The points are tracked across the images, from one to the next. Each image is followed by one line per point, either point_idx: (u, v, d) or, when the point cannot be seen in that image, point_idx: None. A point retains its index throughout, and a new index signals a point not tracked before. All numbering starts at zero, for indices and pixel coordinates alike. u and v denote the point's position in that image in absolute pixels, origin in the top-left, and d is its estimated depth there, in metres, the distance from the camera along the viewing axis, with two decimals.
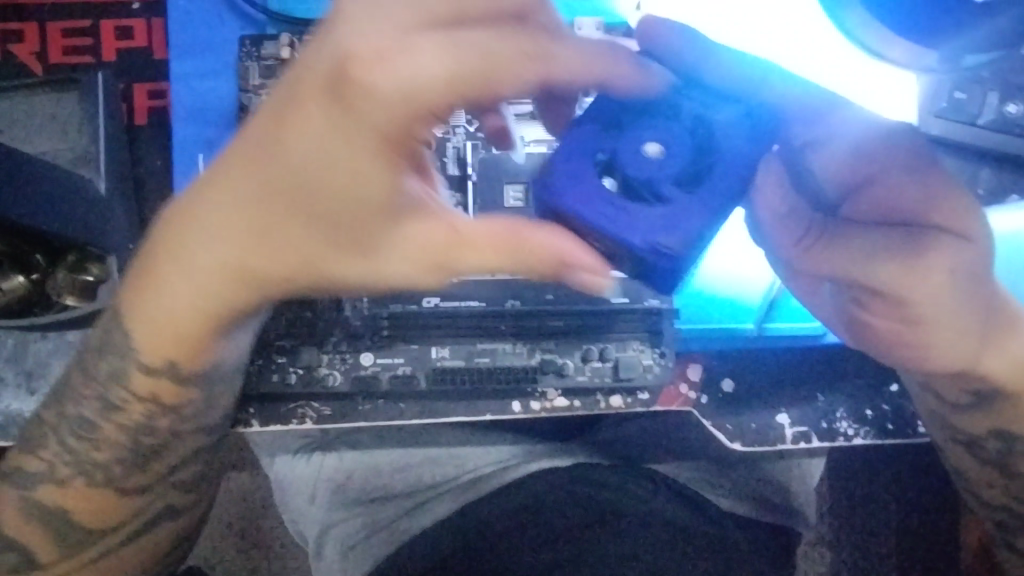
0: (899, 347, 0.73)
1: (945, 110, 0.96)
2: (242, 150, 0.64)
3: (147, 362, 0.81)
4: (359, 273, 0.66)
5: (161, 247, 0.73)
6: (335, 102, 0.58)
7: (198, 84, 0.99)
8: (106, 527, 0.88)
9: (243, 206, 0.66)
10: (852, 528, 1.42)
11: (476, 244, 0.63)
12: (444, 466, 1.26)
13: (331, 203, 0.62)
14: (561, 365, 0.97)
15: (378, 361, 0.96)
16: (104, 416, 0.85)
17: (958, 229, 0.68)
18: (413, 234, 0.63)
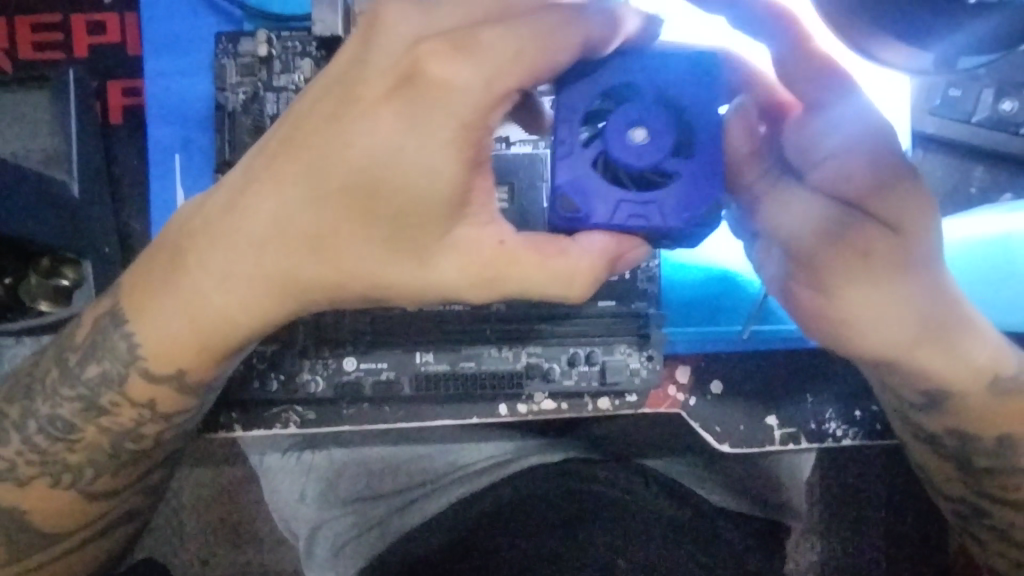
0: (821, 322, 0.72)
1: (939, 107, 0.98)
2: (305, 154, 0.66)
3: (154, 369, 0.79)
4: (421, 284, 0.67)
5: (194, 253, 0.73)
6: (411, 97, 0.62)
7: (174, 82, 0.96)
8: (62, 532, 0.88)
9: (301, 212, 0.67)
10: (842, 521, 1.42)
11: (524, 263, 0.66)
12: (435, 463, 1.25)
13: (400, 209, 0.65)
14: (547, 369, 0.96)
15: (361, 366, 0.95)
16: (85, 418, 0.83)
17: (891, 218, 0.67)
18: (466, 245, 0.66)
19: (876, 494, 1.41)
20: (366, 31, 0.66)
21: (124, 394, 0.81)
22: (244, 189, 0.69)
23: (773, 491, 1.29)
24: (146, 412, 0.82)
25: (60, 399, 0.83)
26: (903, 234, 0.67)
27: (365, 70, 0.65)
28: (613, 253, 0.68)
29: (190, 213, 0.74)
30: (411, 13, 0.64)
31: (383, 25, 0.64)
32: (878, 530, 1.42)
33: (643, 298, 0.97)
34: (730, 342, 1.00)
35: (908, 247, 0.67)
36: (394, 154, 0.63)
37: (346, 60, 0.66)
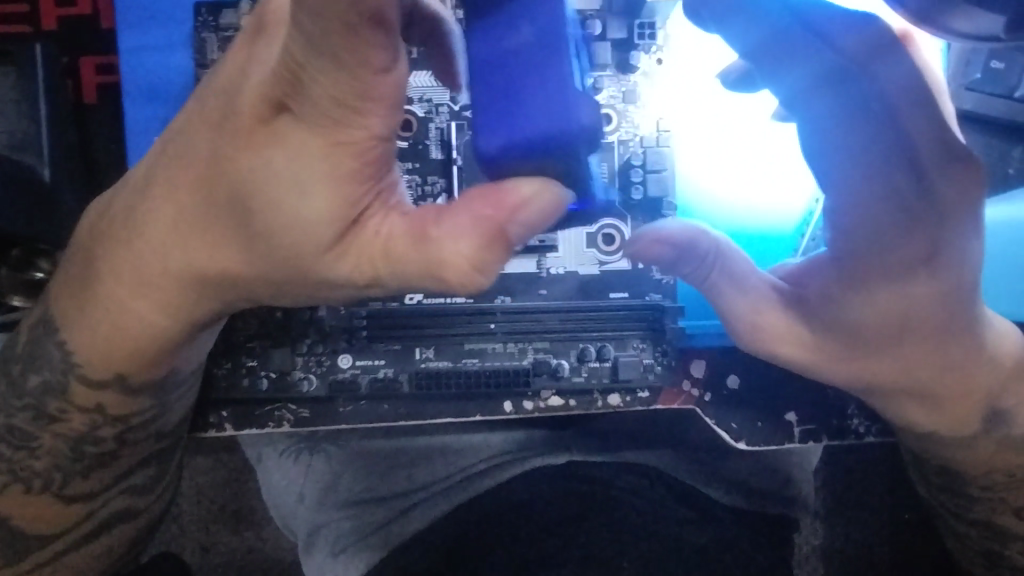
0: (791, 338, 0.74)
1: (980, 82, 0.93)
2: (209, 186, 0.60)
3: (91, 375, 0.76)
4: (321, 291, 0.62)
5: (107, 258, 0.70)
6: (286, 120, 0.56)
7: (148, 58, 0.88)
8: (50, 534, 0.85)
9: (196, 226, 0.63)
10: (860, 524, 1.34)
11: (398, 255, 0.58)
12: (435, 466, 1.19)
13: (291, 229, 0.58)
14: (556, 366, 0.90)
15: (357, 363, 0.89)
16: (38, 426, 0.79)
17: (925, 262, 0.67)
18: (354, 240, 0.58)
19: (890, 488, 1.33)
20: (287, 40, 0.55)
21: (69, 402, 0.78)
22: (152, 202, 0.65)
23: (784, 486, 1.23)
24: (98, 417, 0.79)
25: (12, 410, 0.79)
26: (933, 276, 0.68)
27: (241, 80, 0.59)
28: (494, 220, 0.56)
29: (99, 214, 0.73)
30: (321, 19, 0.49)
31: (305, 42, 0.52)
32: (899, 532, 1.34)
33: (658, 289, 0.90)
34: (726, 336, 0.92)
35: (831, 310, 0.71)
36: (284, 164, 0.56)
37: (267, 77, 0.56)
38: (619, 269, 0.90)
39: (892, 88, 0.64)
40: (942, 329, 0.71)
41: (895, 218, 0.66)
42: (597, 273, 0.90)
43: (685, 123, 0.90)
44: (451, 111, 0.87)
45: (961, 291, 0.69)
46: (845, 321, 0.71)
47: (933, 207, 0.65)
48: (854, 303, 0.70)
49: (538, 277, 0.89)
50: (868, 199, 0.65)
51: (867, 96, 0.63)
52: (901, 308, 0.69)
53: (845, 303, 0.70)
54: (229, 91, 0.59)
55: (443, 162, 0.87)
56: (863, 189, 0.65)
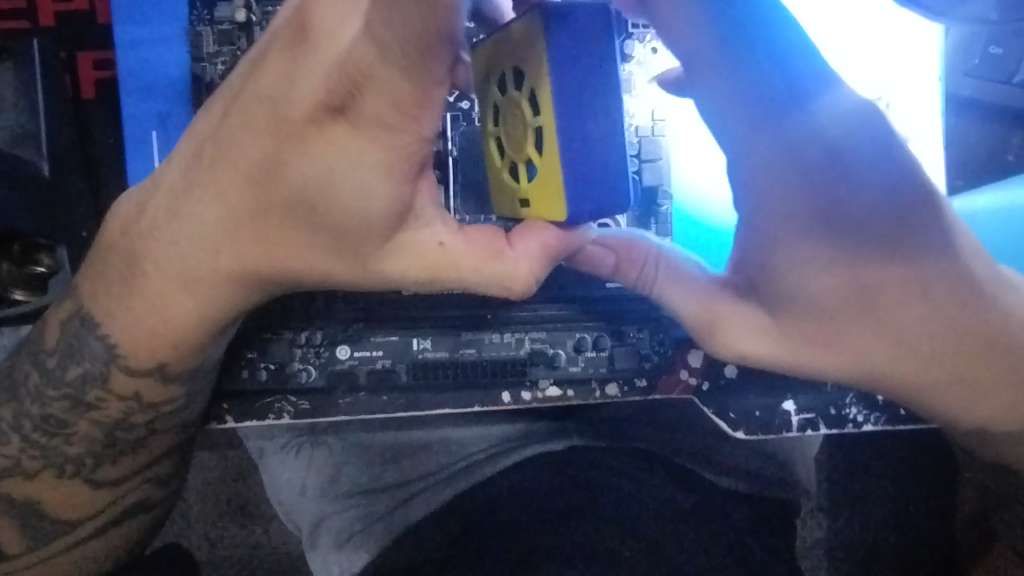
0: (736, 321, 0.70)
1: (978, 67, 0.92)
2: (239, 166, 0.64)
3: (133, 364, 0.78)
4: (364, 279, 0.67)
5: (149, 255, 0.74)
6: (341, 127, 0.59)
7: (147, 52, 0.89)
8: (75, 520, 0.86)
9: (242, 225, 0.67)
10: (861, 514, 1.34)
11: (461, 266, 0.66)
12: (435, 454, 1.19)
13: (350, 229, 0.63)
14: (553, 356, 0.90)
15: (355, 355, 0.89)
16: (76, 413, 0.81)
17: (856, 215, 0.64)
18: (414, 248, 0.65)
19: (891, 477, 1.33)
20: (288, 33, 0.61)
21: (108, 390, 0.80)
22: (184, 198, 0.69)
23: (786, 473, 1.24)
24: (133, 404, 0.81)
25: (48, 399, 0.80)
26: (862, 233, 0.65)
27: (285, 90, 0.60)
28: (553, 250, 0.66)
29: (132, 215, 0.75)
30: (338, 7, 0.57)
31: (317, 31, 0.58)
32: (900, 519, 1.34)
33: None
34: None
35: (773, 287, 0.67)
36: (336, 168, 0.60)
37: (271, 70, 0.61)
38: None
39: (792, 59, 0.61)
40: (890, 283, 0.68)
41: (801, 166, 0.62)
42: None
43: (679, 112, 0.89)
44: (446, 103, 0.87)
45: (893, 240, 0.67)
46: (799, 306, 0.67)
47: (846, 181, 0.63)
48: (790, 268, 0.66)
49: None
50: (777, 151, 0.62)
51: (768, 76, 0.61)
52: (838, 268, 0.66)
53: (794, 287, 0.66)
54: (243, 84, 0.64)
55: (438, 152, 0.87)
56: (771, 149, 0.62)
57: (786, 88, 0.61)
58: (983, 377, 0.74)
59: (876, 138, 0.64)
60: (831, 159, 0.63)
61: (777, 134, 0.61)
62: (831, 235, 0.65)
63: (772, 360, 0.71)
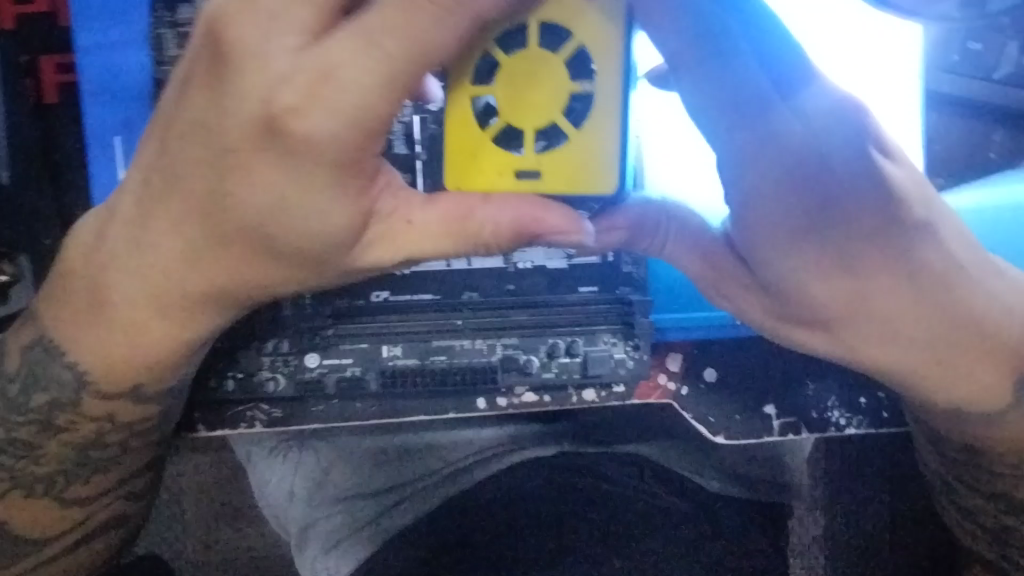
0: (722, 290, 0.71)
1: (958, 64, 0.91)
2: (187, 197, 0.62)
3: (105, 388, 0.76)
4: (341, 277, 0.66)
5: (112, 284, 0.71)
6: (278, 151, 0.57)
7: (104, 55, 0.86)
8: (45, 538, 0.84)
9: (201, 250, 0.65)
10: (850, 516, 1.32)
11: (437, 240, 0.64)
12: (426, 460, 1.16)
13: (307, 242, 0.61)
14: (525, 362, 0.88)
15: (324, 363, 0.87)
16: (43, 436, 0.79)
17: (847, 202, 0.62)
18: (377, 231, 0.63)
19: (880, 477, 1.31)
20: (205, 55, 0.58)
21: (79, 413, 0.78)
22: (141, 224, 0.67)
23: (776, 474, 1.22)
24: (106, 424, 0.79)
25: (14, 423, 0.78)
26: (858, 222, 0.63)
27: (219, 116, 0.58)
28: (530, 226, 0.63)
29: (93, 238, 0.72)
30: (253, 25, 0.55)
31: (241, 47, 0.56)
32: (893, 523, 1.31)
33: (628, 284, 0.88)
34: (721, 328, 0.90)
35: (765, 273, 0.66)
36: (281, 193, 0.58)
37: (193, 98, 0.60)
38: (588, 263, 0.87)
39: (774, 56, 0.59)
40: (895, 270, 0.65)
41: (787, 159, 0.60)
42: (565, 266, 0.87)
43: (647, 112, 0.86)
44: (414, 105, 0.85)
45: (892, 229, 0.63)
46: (792, 292, 0.65)
47: (834, 174, 0.62)
48: (779, 258, 0.64)
49: (507, 273, 0.86)
50: (761, 146, 0.60)
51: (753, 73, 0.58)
52: (835, 258, 0.63)
53: (785, 274, 0.64)
54: (172, 107, 0.61)
55: (406, 156, 0.85)
56: (756, 144, 0.60)
57: (771, 83, 0.59)
58: (972, 383, 0.73)
59: (860, 122, 0.62)
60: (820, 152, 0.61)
61: (760, 132, 0.59)
62: (822, 227, 0.62)
63: (764, 329, 0.71)
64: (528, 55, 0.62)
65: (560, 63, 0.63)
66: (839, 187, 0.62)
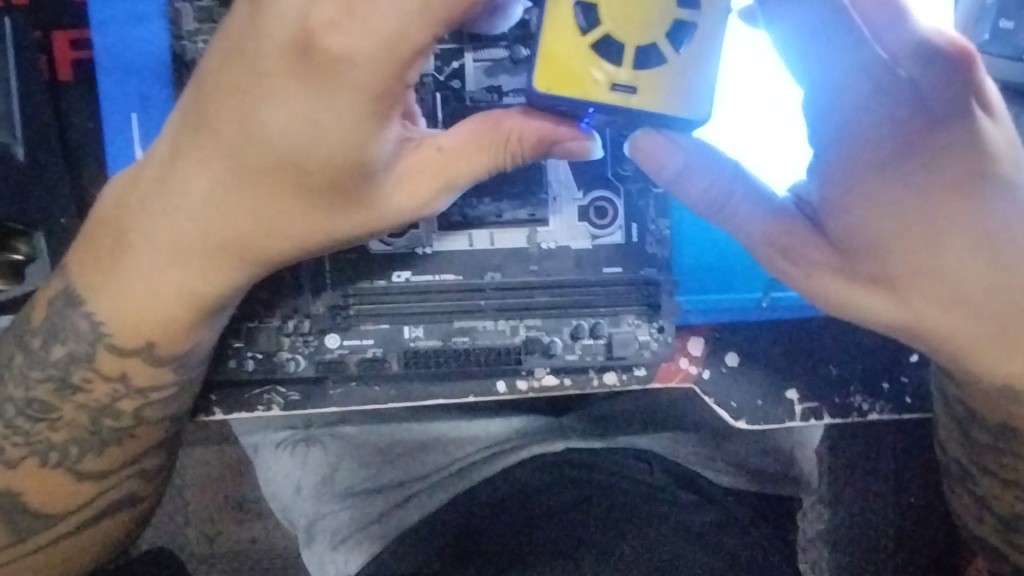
0: (799, 253, 0.64)
1: (990, 42, 0.89)
2: (217, 128, 0.63)
3: (122, 344, 0.75)
4: (364, 228, 0.67)
5: (142, 229, 0.71)
6: (309, 71, 0.58)
7: (121, 30, 0.85)
8: (61, 513, 0.82)
9: (225, 187, 0.65)
10: (862, 508, 1.31)
11: (466, 159, 0.66)
12: (433, 454, 1.15)
13: (336, 177, 0.62)
14: (549, 343, 0.87)
15: (344, 344, 0.86)
16: (60, 397, 0.77)
17: (934, 150, 0.61)
18: (406, 168, 0.65)
19: (893, 468, 1.30)
20: None
21: (93, 369, 0.76)
22: (172, 165, 0.68)
23: (789, 464, 1.21)
24: (119, 387, 0.77)
25: (31, 382, 0.77)
26: (940, 171, 0.61)
27: (255, 42, 0.60)
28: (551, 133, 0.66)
29: (125, 188, 0.72)
30: None
31: None
32: (905, 514, 1.31)
33: (653, 264, 0.87)
34: (751, 311, 0.89)
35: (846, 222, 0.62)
36: (309, 119, 0.59)
37: (236, 28, 0.62)
38: (612, 243, 0.86)
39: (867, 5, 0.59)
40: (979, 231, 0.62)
41: (875, 99, 0.59)
42: (589, 247, 0.86)
43: None
44: (437, 82, 0.84)
45: (976, 184, 0.62)
46: (875, 240, 0.62)
47: (920, 123, 0.60)
48: (860, 205, 0.61)
49: (530, 254, 0.85)
50: (849, 89, 0.59)
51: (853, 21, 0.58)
52: (916, 207, 0.61)
53: (868, 221, 0.61)
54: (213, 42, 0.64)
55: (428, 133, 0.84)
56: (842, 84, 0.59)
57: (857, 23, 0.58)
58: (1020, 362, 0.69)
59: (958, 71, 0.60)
60: (919, 105, 0.60)
61: (857, 77, 0.59)
62: (911, 183, 0.61)
63: (824, 299, 0.65)
64: None
65: None
66: (926, 133, 0.60)
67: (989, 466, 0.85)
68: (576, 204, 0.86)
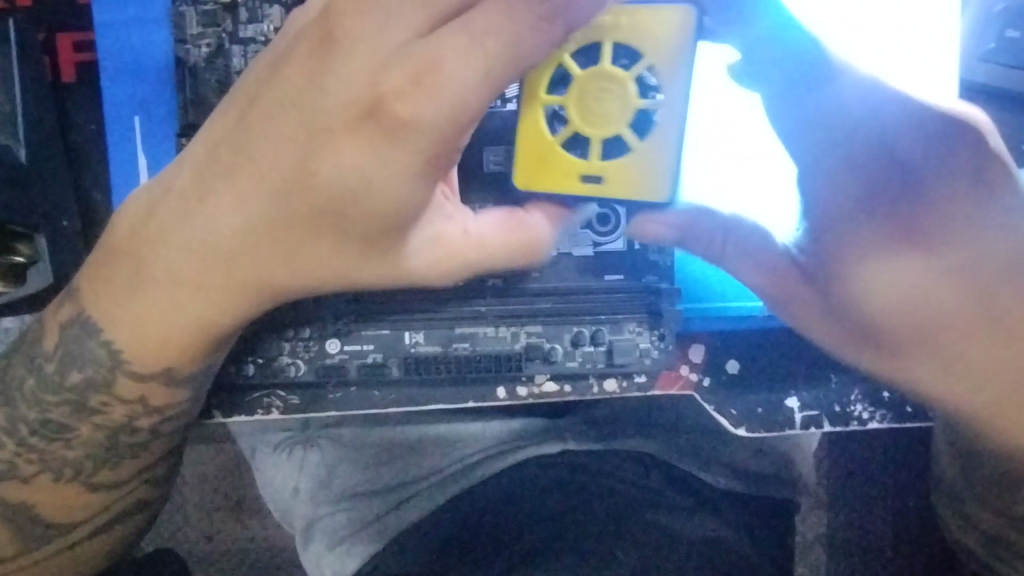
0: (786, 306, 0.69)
1: (994, 52, 0.89)
2: (269, 168, 0.63)
3: (138, 368, 0.75)
4: (394, 278, 0.67)
5: (164, 254, 0.70)
6: (373, 130, 0.58)
7: (127, 35, 0.85)
8: (71, 523, 0.82)
9: (264, 228, 0.64)
10: (862, 511, 1.31)
11: (492, 244, 0.69)
12: (430, 456, 1.10)
13: (377, 227, 0.62)
14: (549, 350, 0.87)
15: (345, 349, 0.86)
16: (77, 417, 0.77)
17: (931, 241, 0.62)
18: (435, 236, 0.67)
19: (895, 473, 1.29)
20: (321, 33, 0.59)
21: (113, 394, 0.76)
22: (204, 197, 0.67)
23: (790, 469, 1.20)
24: (139, 409, 0.77)
25: (46, 404, 0.77)
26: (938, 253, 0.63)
27: (315, 92, 0.60)
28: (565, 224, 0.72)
29: (143, 213, 0.71)
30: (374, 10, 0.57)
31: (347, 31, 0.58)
32: (907, 519, 1.30)
33: (656, 272, 0.87)
34: (753, 320, 0.90)
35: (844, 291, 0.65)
36: (362, 171, 0.59)
37: (295, 71, 0.61)
38: (615, 251, 0.86)
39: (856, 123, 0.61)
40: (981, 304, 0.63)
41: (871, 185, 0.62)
42: (591, 254, 0.86)
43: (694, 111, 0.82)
44: None
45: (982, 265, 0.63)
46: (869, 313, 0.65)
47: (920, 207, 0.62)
48: (861, 280, 0.64)
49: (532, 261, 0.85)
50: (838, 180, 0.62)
51: (842, 87, 0.60)
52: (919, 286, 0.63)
53: (869, 295, 0.64)
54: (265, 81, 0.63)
55: None
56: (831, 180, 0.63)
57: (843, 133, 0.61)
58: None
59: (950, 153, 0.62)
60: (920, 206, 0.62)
61: (859, 183, 0.62)
62: (918, 266, 0.63)
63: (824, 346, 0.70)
64: (599, 68, 0.68)
65: (626, 82, 0.68)
66: (927, 216, 0.62)
67: (992, 489, 0.84)
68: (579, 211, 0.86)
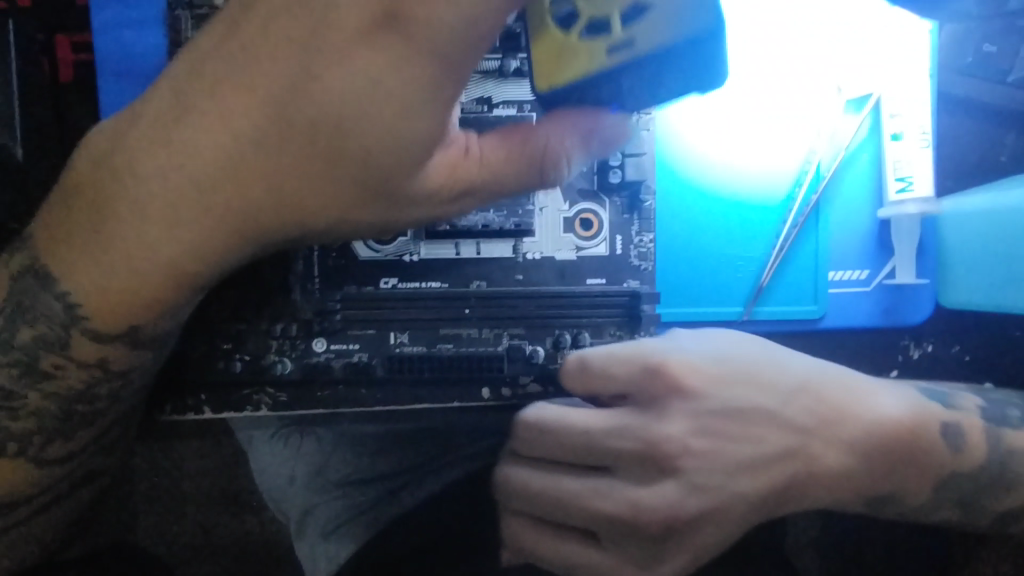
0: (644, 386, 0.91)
1: (971, 66, 0.94)
2: (273, 98, 0.61)
3: (99, 328, 0.72)
4: (392, 210, 0.68)
5: (121, 196, 0.66)
6: (393, 39, 0.57)
7: (124, 34, 0.87)
8: (17, 499, 0.80)
9: (251, 168, 0.63)
10: None
11: (494, 163, 0.69)
12: (426, 446, 1.06)
13: (385, 160, 0.62)
14: (531, 352, 0.87)
15: (331, 348, 0.88)
16: (26, 383, 0.75)
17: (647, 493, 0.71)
18: (442, 159, 0.66)
19: None
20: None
21: (67, 356, 0.74)
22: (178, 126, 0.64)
23: None
24: (98, 372, 0.75)
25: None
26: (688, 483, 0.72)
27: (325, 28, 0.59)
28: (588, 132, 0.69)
29: (104, 150, 0.68)
30: None
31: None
32: None
33: (636, 276, 0.88)
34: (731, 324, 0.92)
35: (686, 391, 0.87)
36: (372, 91, 0.59)
37: (290, 3, 0.61)
38: (597, 255, 0.88)
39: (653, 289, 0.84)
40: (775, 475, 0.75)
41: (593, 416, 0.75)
42: (574, 259, 0.88)
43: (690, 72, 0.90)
44: None
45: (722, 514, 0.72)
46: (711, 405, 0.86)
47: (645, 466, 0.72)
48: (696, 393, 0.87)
49: (514, 263, 0.87)
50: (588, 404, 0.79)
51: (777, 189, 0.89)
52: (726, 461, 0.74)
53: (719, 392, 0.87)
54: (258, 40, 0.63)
55: None
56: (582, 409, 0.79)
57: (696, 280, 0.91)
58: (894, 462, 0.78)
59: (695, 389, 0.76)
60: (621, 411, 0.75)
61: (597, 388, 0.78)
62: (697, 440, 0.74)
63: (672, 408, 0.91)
64: None
65: None
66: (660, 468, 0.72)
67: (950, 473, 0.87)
68: (561, 216, 0.87)
